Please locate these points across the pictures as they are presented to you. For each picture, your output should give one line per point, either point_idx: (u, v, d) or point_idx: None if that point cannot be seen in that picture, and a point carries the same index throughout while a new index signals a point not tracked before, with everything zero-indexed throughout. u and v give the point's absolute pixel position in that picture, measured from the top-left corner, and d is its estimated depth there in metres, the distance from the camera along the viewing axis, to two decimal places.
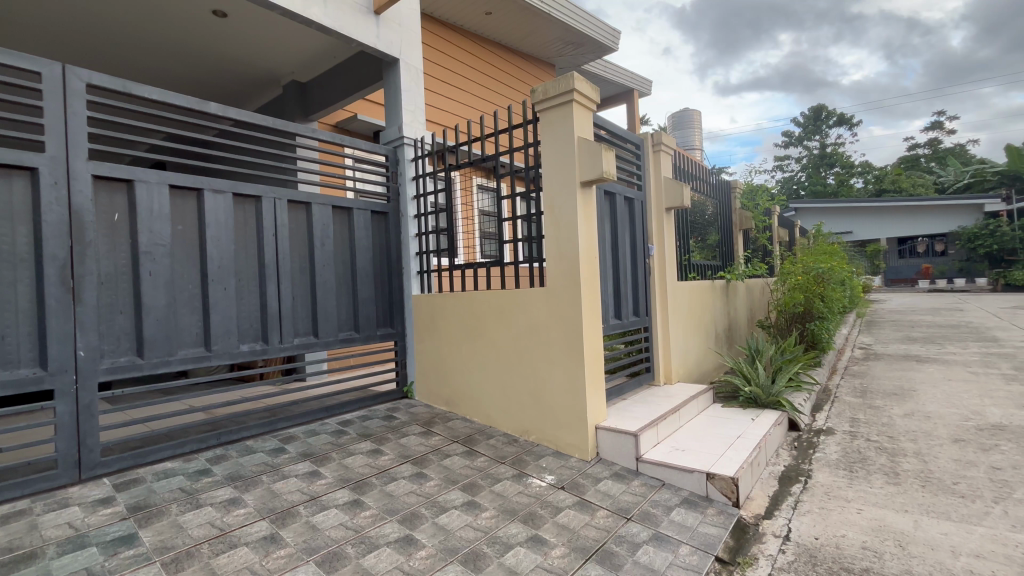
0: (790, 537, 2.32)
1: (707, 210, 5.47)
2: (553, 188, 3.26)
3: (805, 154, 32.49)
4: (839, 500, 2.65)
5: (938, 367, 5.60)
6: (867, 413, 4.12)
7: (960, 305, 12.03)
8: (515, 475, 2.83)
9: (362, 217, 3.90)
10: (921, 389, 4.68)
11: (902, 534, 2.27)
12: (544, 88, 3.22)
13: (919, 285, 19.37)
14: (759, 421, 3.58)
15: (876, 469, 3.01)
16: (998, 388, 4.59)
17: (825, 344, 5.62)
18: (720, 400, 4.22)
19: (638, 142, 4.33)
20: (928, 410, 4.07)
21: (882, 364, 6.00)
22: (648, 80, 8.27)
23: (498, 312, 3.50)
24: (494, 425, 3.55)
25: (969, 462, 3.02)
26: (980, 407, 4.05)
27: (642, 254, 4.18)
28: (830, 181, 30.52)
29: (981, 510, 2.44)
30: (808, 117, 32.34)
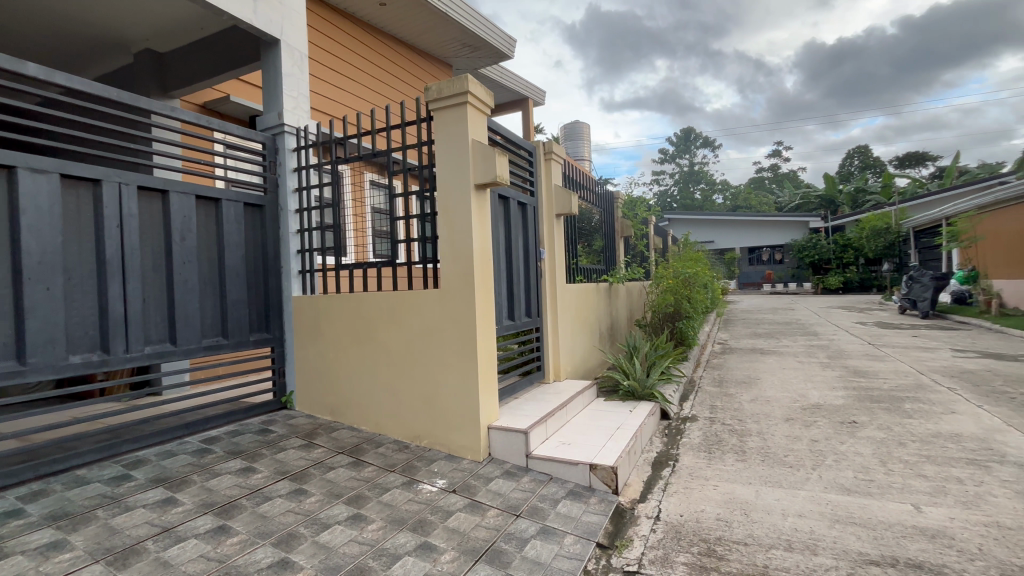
0: (660, 517, 2.56)
1: (593, 217, 5.85)
2: (447, 189, 3.23)
3: (677, 171, 36.32)
4: (699, 479, 2.99)
5: (775, 357, 6.61)
6: (722, 400, 4.72)
7: (792, 305, 14.59)
8: (404, 482, 2.75)
9: (232, 209, 3.50)
10: (763, 378, 5.48)
11: (747, 503, 2.62)
12: (438, 88, 3.18)
13: (763, 288, 22.78)
14: (636, 412, 3.91)
15: (729, 449, 3.46)
16: (817, 373, 5.55)
17: (691, 340, 6.34)
18: (603, 394, 4.54)
19: (531, 149, 4.47)
20: (767, 395, 4.78)
21: (734, 356, 6.93)
22: (541, 90, 8.60)
23: (387, 315, 3.38)
24: (383, 431, 3.42)
25: (796, 437, 3.60)
26: (805, 390, 4.87)
27: (534, 257, 4.32)
28: (697, 196, 34.59)
29: (803, 476, 2.92)
30: (680, 138, 36.23)
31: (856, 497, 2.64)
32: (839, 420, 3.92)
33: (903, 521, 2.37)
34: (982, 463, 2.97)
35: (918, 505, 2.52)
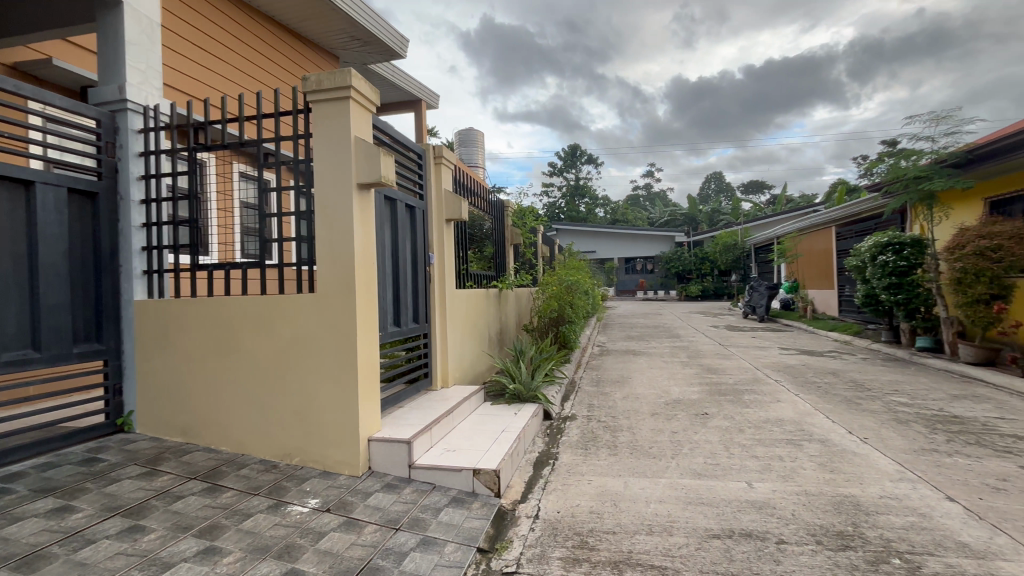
0: (539, 515, 2.66)
1: (483, 224, 5.93)
2: (326, 187, 3.03)
3: (564, 183, 38.43)
4: (576, 475, 3.16)
5: (645, 358, 7.29)
6: (599, 399, 5.06)
7: (659, 305, 19.47)
8: (270, 506, 2.49)
9: (52, 195, 2.90)
10: (634, 377, 6.00)
11: (617, 494, 2.84)
12: (317, 78, 2.98)
13: (637, 295, 24.99)
14: (520, 414, 4.03)
15: (602, 444, 3.72)
16: (677, 371, 6.23)
17: (573, 343, 6.73)
18: (490, 398, 4.61)
19: (421, 152, 4.39)
20: (637, 392, 5.24)
21: (611, 358, 7.49)
22: (435, 94, 8.51)
23: (255, 323, 3.06)
24: (247, 451, 3.09)
25: (659, 430, 4.00)
26: (668, 387, 5.43)
27: (422, 261, 4.24)
28: (582, 208, 36.92)
29: (664, 465, 3.25)
30: (567, 153, 38.42)
31: (704, 480, 3.00)
32: (694, 412, 4.44)
33: (739, 497, 2.75)
34: (796, 442, 3.57)
35: (751, 481, 2.94)
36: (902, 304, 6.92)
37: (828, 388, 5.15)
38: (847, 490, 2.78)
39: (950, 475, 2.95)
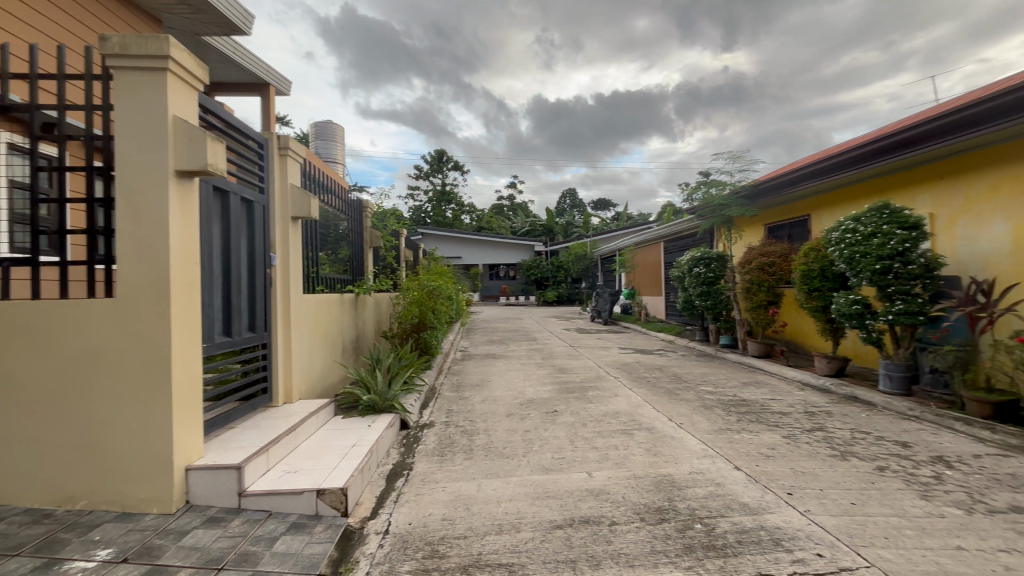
0: (389, 530, 2.55)
1: (338, 224, 5.56)
2: (132, 171, 2.53)
3: (430, 188, 38.12)
4: (430, 483, 3.12)
5: (504, 361, 7.57)
6: (457, 404, 5.09)
7: (512, 305, 23.95)
8: (37, 567, 1.98)
9: None
10: (493, 380, 6.18)
11: (470, 498, 2.87)
12: (121, 41, 2.46)
13: (499, 300, 25.84)
14: (374, 426, 3.84)
15: (458, 449, 3.74)
16: (533, 372, 6.59)
17: (433, 350, 6.66)
18: (341, 411, 4.32)
19: (262, 140, 3.94)
20: (494, 394, 5.41)
21: (471, 362, 7.61)
22: (287, 79, 7.75)
23: (18, 336, 2.41)
24: (8, 499, 2.44)
25: (513, 430, 4.17)
26: (524, 388, 5.71)
27: (261, 263, 3.79)
28: (448, 214, 37.03)
29: (515, 464, 3.39)
30: (433, 158, 38.20)
31: (550, 474, 3.21)
32: (545, 410, 4.74)
33: (580, 487, 3.00)
34: (628, 431, 4.04)
35: (590, 471, 3.23)
36: (710, 309, 8.31)
37: (655, 381, 5.94)
38: (666, 470, 3.22)
39: (738, 448, 3.62)
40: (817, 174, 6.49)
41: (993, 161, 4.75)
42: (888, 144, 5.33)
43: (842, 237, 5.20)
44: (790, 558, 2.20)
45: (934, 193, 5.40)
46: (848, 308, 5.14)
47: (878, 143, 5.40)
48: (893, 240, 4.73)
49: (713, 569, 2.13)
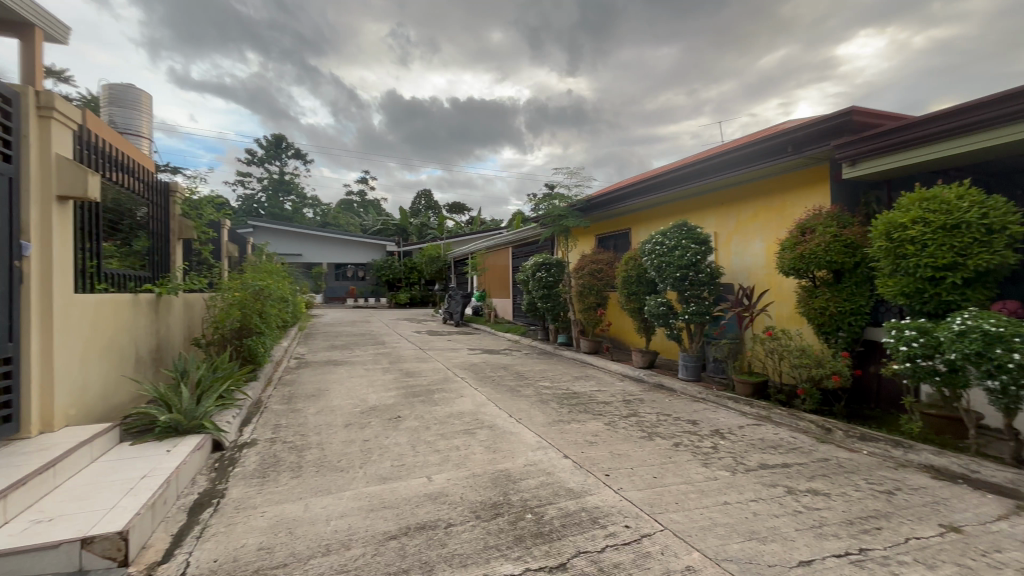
0: (187, 572, 2.15)
1: (133, 209, 4.57)
2: None
3: (266, 175, 33.96)
4: (246, 509, 2.74)
5: (346, 367, 7.09)
6: (287, 417, 4.59)
7: (358, 305, 23.26)
8: None
9: None
10: (332, 388, 5.73)
11: (294, 520, 2.60)
12: None
13: (346, 302, 24.20)
14: (174, 451, 3.24)
15: (284, 467, 3.37)
16: (377, 378, 6.29)
17: (261, 358, 5.90)
18: (130, 436, 3.55)
19: (11, 94, 3.03)
20: (332, 404, 5.02)
21: (308, 370, 6.95)
22: None
23: None
24: None
25: (350, 440, 3.91)
26: (365, 395, 5.42)
27: (6, 252, 2.92)
28: (287, 206, 33.47)
29: (351, 477, 3.18)
30: (271, 142, 34.15)
31: (388, 483, 3.09)
32: (387, 417, 4.55)
33: (418, 493, 2.94)
34: (470, 431, 4.12)
35: (430, 476, 3.19)
36: (550, 310, 8.99)
37: (499, 380, 6.17)
38: (503, 465, 3.35)
39: (567, 438, 3.95)
40: (639, 192, 7.46)
41: (755, 195, 6.05)
42: (690, 172, 6.40)
43: (653, 248, 6.08)
44: (604, 533, 2.46)
45: (716, 216, 6.67)
46: (657, 309, 6.01)
47: (683, 170, 6.45)
48: (689, 253, 5.70)
49: (539, 555, 2.26)
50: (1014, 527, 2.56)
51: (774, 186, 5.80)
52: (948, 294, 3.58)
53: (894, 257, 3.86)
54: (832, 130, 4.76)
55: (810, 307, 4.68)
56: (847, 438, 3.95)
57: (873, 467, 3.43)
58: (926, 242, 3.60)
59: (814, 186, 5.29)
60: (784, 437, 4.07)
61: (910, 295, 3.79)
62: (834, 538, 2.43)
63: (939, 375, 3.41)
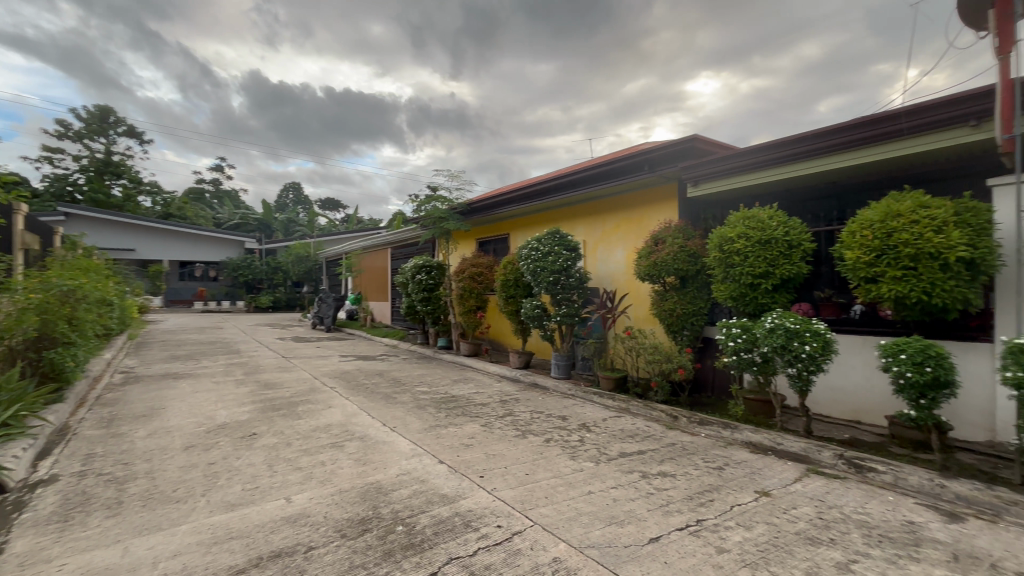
0: None
1: None
2: None
3: (85, 151, 27.83)
4: (38, 564, 2.20)
5: (189, 381, 6.14)
6: (104, 444, 3.80)
7: (208, 309, 20.48)
8: None
9: None
10: (169, 406, 4.92)
11: (107, 570, 2.15)
12: None
13: (193, 306, 21.10)
14: None
15: (97, 506, 2.77)
16: (229, 392, 5.55)
17: (69, 374, 4.81)
18: None
19: None
20: (168, 425, 4.30)
21: (138, 386, 5.87)
22: None
23: None
24: None
25: (190, 465, 3.38)
26: (213, 411, 4.74)
27: None
28: (116, 191, 28.09)
29: (189, 508, 2.74)
30: (93, 113, 28.40)
31: (238, 510, 2.72)
32: (239, 435, 4.04)
33: (274, 517, 2.64)
34: (338, 444, 3.84)
35: (289, 496, 2.90)
36: (430, 313, 8.85)
37: (373, 388, 5.87)
38: (374, 477, 3.18)
39: (443, 443, 3.90)
40: (517, 199, 7.74)
41: (618, 207, 6.65)
42: (563, 182, 6.82)
43: (529, 253, 6.33)
44: (476, 536, 2.46)
45: (585, 225, 7.19)
46: (533, 311, 6.27)
47: (558, 180, 6.85)
48: (561, 258, 6.05)
49: (409, 568, 2.18)
50: (806, 487, 3.16)
51: (633, 200, 6.43)
52: (763, 297, 4.30)
53: (724, 265, 4.53)
54: (679, 154, 5.45)
55: (661, 308, 5.27)
56: (689, 423, 4.51)
57: (709, 447, 3.97)
58: (746, 254, 4.30)
59: (665, 201, 5.99)
60: (640, 426, 4.51)
61: (736, 298, 4.47)
62: (678, 514, 2.74)
63: (756, 365, 4.07)
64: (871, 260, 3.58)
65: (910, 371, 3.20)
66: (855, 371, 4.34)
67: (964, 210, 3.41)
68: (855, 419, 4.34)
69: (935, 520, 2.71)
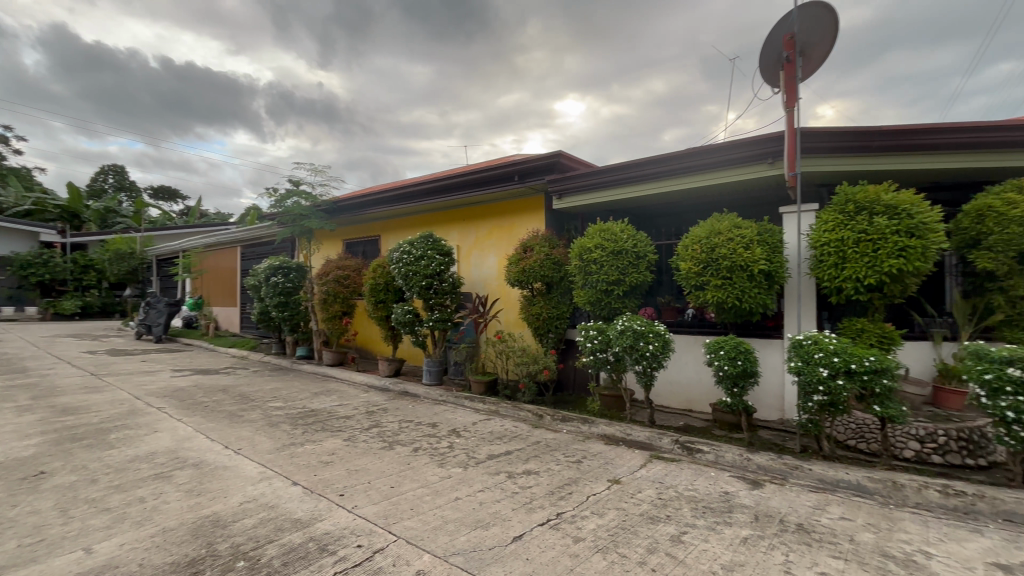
0: None
1: None
2: None
3: None
4: None
5: None
6: None
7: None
8: None
9: None
10: None
11: None
12: None
13: None
14: None
15: None
16: (5, 422, 4.36)
17: None
18: None
19: None
20: None
21: None
22: None
23: None
24: None
25: None
26: None
27: None
28: None
29: None
30: None
31: (9, 573, 2.13)
32: (18, 476, 3.19)
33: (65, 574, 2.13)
34: (164, 475, 3.25)
35: (90, 546, 2.36)
36: (288, 320, 8.05)
37: (214, 406, 5.12)
38: (209, 509, 2.75)
39: (298, 462, 3.55)
40: (388, 201, 7.47)
41: (490, 214, 6.81)
42: (436, 187, 6.76)
43: (400, 257, 6.13)
44: (333, 560, 2.28)
45: (458, 230, 7.21)
46: (403, 317, 6.08)
47: (431, 184, 6.77)
48: (433, 262, 5.96)
49: None
50: (648, 471, 3.55)
51: (504, 209, 6.64)
52: (616, 302, 4.75)
53: (585, 272, 4.90)
54: (545, 168, 5.76)
55: (529, 313, 5.51)
56: (553, 421, 4.78)
57: (569, 442, 4.24)
58: (604, 263, 4.71)
59: (533, 212, 6.29)
60: (508, 427, 4.65)
61: (594, 303, 4.85)
62: (539, 509, 2.87)
63: (610, 364, 4.47)
64: (699, 271, 4.18)
65: (726, 365, 3.80)
66: (688, 366, 5.02)
67: (763, 232, 4.17)
68: (688, 407, 5.02)
69: (743, 488, 3.25)
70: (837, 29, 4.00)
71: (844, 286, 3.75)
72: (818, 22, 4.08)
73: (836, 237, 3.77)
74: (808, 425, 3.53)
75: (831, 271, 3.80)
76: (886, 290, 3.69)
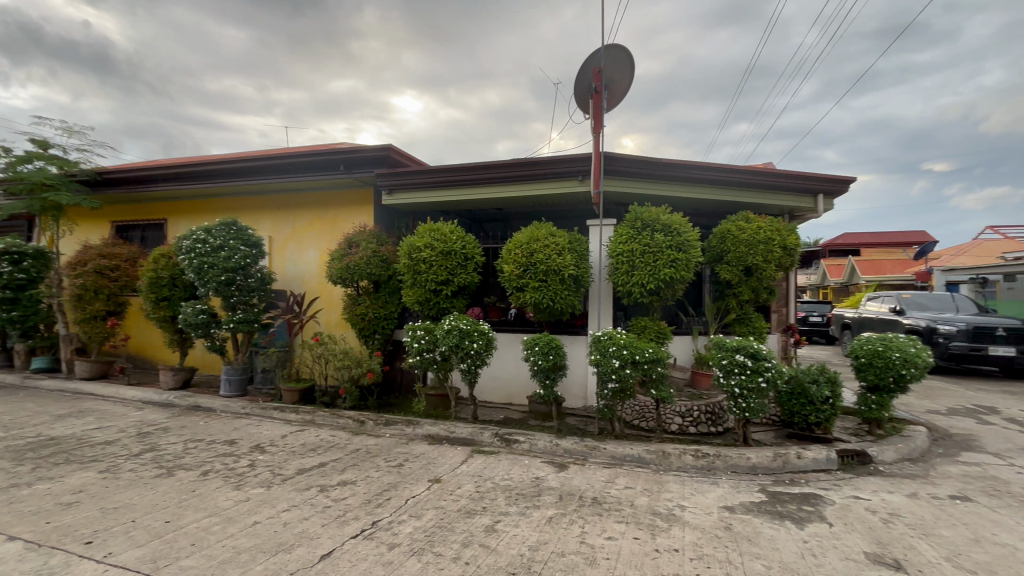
0: None
1: None
2: None
3: None
4: None
5: None
6: None
7: None
8: None
9: None
10: None
11: None
12: None
13: None
14: None
15: None
16: None
17: None
18: None
19: None
20: None
21: None
22: None
23: None
24: None
25: None
26: None
27: None
28: None
29: None
30: None
31: None
32: None
33: None
34: None
35: None
36: (18, 323, 6.11)
37: None
38: None
39: (20, 510, 2.68)
40: (178, 178, 6.24)
41: (310, 205, 6.21)
42: (243, 168, 5.89)
43: (192, 246, 5.14)
44: None
45: (272, 219, 6.40)
46: (195, 317, 5.13)
47: (237, 163, 5.87)
48: (237, 255, 5.15)
49: None
50: (468, 466, 3.65)
51: (327, 200, 6.12)
52: (444, 301, 4.78)
53: (413, 272, 4.82)
54: (373, 161, 5.49)
55: (352, 314, 5.19)
56: (375, 426, 4.57)
57: (392, 446, 4.11)
58: (432, 263, 4.70)
59: (360, 206, 5.94)
60: (324, 437, 4.28)
61: (422, 302, 4.81)
62: (353, 521, 2.70)
63: (436, 364, 4.48)
64: (519, 273, 4.48)
65: (540, 360, 4.15)
66: (509, 363, 5.33)
67: (573, 240, 4.67)
68: (508, 401, 5.34)
69: (551, 472, 3.57)
70: (631, 71, 4.74)
71: (633, 290, 4.43)
72: (618, 63, 4.77)
73: (628, 247, 4.43)
74: (604, 409, 4.06)
75: (624, 277, 4.45)
76: (661, 294, 4.46)
